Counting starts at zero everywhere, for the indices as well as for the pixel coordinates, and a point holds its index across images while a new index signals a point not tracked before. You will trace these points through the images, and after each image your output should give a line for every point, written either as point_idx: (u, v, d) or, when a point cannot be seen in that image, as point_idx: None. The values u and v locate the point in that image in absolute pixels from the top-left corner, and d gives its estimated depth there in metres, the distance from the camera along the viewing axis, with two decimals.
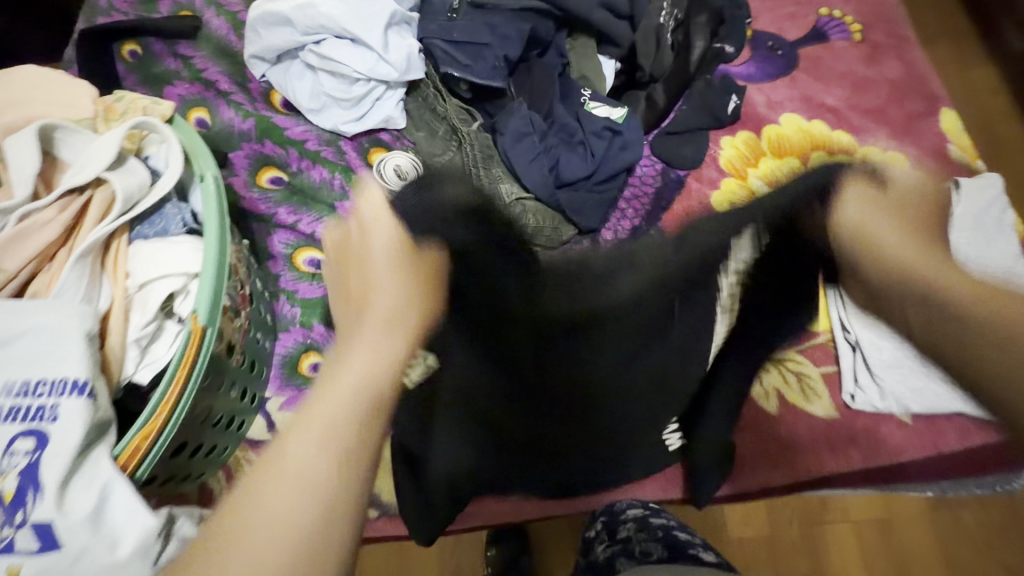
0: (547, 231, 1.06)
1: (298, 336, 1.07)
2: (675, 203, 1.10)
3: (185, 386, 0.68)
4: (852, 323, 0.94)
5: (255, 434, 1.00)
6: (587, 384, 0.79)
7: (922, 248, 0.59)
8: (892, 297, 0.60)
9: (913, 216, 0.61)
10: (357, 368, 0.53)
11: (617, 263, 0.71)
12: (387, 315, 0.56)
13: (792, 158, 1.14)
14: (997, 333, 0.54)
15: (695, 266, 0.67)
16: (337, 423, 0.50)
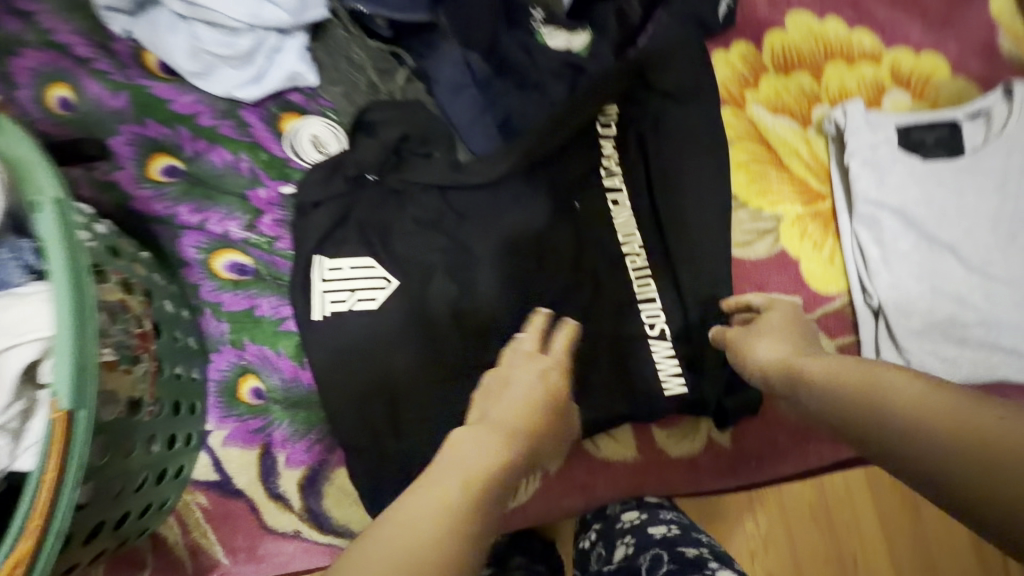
0: (503, 205, 0.87)
1: (232, 356, 0.92)
2: (663, 148, 0.90)
3: (58, 489, 0.57)
4: (870, 282, 0.80)
5: (200, 476, 0.88)
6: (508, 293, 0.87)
7: (786, 341, 0.64)
8: (803, 388, 0.59)
9: (777, 318, 0.69)
10: (509, 408, 0.64)
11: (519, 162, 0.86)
12: (527, 392, 0.67)
13: (800, 73, 0.92)
14: (914, 433, 0.48)
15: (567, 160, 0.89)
16: (457, 485, 0.54)
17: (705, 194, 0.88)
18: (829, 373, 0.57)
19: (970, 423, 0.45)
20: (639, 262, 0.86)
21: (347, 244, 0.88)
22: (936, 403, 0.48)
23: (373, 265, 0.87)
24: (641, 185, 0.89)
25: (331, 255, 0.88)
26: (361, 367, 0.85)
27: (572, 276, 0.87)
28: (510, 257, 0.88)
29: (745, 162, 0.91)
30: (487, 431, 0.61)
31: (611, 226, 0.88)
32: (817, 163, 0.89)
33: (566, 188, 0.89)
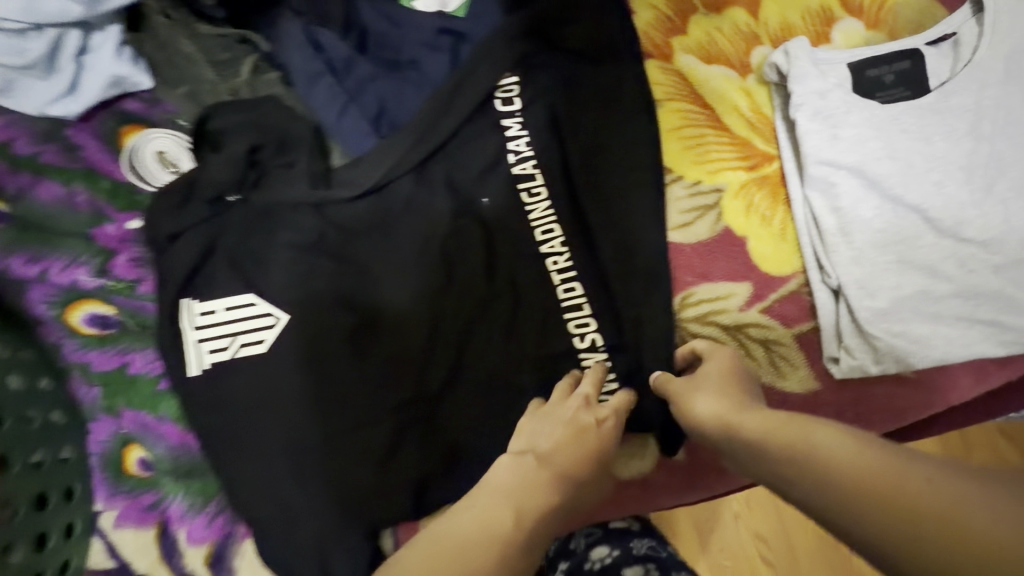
0: (392, 213, 0.73)
1: (112, 427, 0.78)
2: (579, 121, 0.76)
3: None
4: (828, 258, 0.69)
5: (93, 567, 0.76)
6: (410, 323, 0.74)
7: (722, 396, 0.62)
8: (744, 449, 0.56)
9: (709, 368, 0.66)
10: (531, 481, 0.61)
11: (406, 159, 0.72)
12: (576, 437, 0.65)
13: (732, 10, 0.77)
14: (862, 504, 0.46)
15: (461, 149, 0.74)
16: (507, 516, 0.58)
17: (632, 172, 0.75)
18: (767, 427, 0.56)
19: (893, 483, 0.46)
20: (562, 262, 0.74)
21: (216, 280, 0.73)
22: (866, 459, 0.48)
23: (255, 301, 0.72)
24: (557, 168, 0.75)
25: (201, 298, 0.73)
26: (265, 427, 0.71)
27: (482, 292, 0.74)
28: (412, 279, 0.74)
29: (678, 127, 0.77)
30: (531, 474, 0.62)
31: (528, 223, 0.74)
32: (761, 119, 0.75)
33: (471, 182, 0.74)
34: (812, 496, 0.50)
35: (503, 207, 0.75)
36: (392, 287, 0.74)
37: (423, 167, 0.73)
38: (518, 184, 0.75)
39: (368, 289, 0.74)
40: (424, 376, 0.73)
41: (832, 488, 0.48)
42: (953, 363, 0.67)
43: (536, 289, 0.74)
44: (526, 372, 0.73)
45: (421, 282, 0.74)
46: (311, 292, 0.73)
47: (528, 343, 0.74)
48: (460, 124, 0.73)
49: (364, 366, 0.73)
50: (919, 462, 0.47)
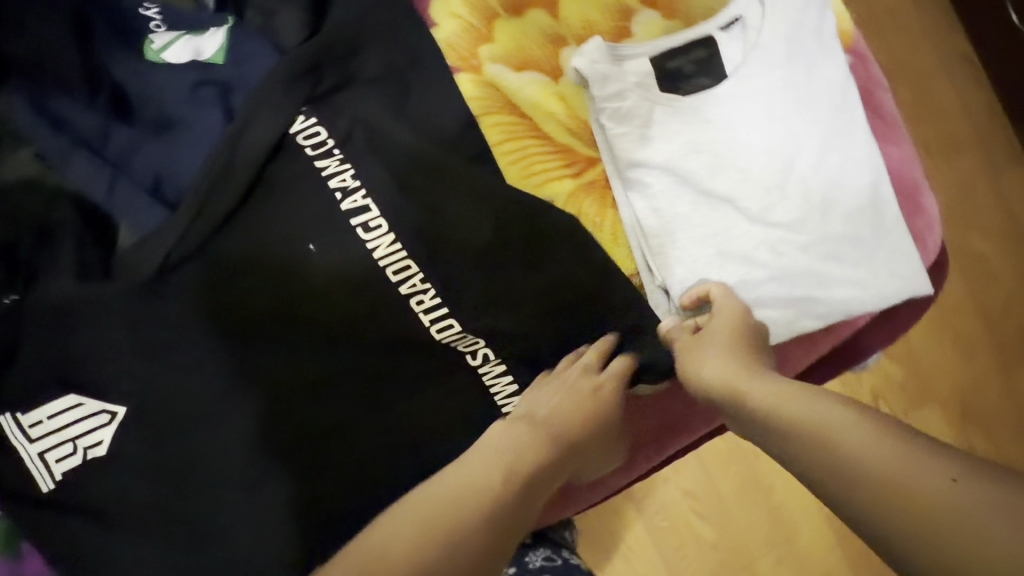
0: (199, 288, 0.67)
1: None
2: (396, 149, 0.70)
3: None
4: (653, 261, 0.69)
5: None
6: (279, 370, 0.69)
7: (737, 368, 0.57)
8: (772, 428, 0.52)
9: (715, 335, 0.61)
10: (523, 446, 0.63)
11: (203, 224, 0.66)
12: (576, 407, 0.66)
13: (530, 12, 0.75)
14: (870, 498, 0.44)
15: (262, 206, 0.68)
16: (496, 475, 0.60)
17: (460, 199, 0.70)
18: (777, 403, 0.52)
19: (910, 480, 0.42)
20: (425, 296, 0.70)
21: (15, 395, 0.65)
22: (888, 454, 0.44)
23: (82, 400, 0.65)
24: (393, 198, 0.70)
25: (23, 410, 0.65)
26: (138, 509, 0.66)
27: (344, 329, 0.69)
28: (249, 346, 0.69)
29: (501, 142, 0.74)
30: (534, 439, 0.64)
31: (356, 272, 0.69)
32: (577, 123, 0.73)
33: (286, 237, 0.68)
34: (826, 483, 0.47)
35: (332, 254, 0.69)
36: (242, 351, 0.68)
37: (225, 231, 0.67)
38: (351, 221, 0.69)
39: (207, 362, 0.68)
40: (295, 431, 0.69)
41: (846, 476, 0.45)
42: (785, 341, 0.69)
43: (391, 321, 0.70)
44: (401, 408, 0.70)
45: (274, 337, 0.69)
46: (172, 354, 0.67)
47: (396, 380, 0.70)
48: (253, 179, 0.67)
49: (227, 429, 0.68)
50: (942, 455, 0.43)
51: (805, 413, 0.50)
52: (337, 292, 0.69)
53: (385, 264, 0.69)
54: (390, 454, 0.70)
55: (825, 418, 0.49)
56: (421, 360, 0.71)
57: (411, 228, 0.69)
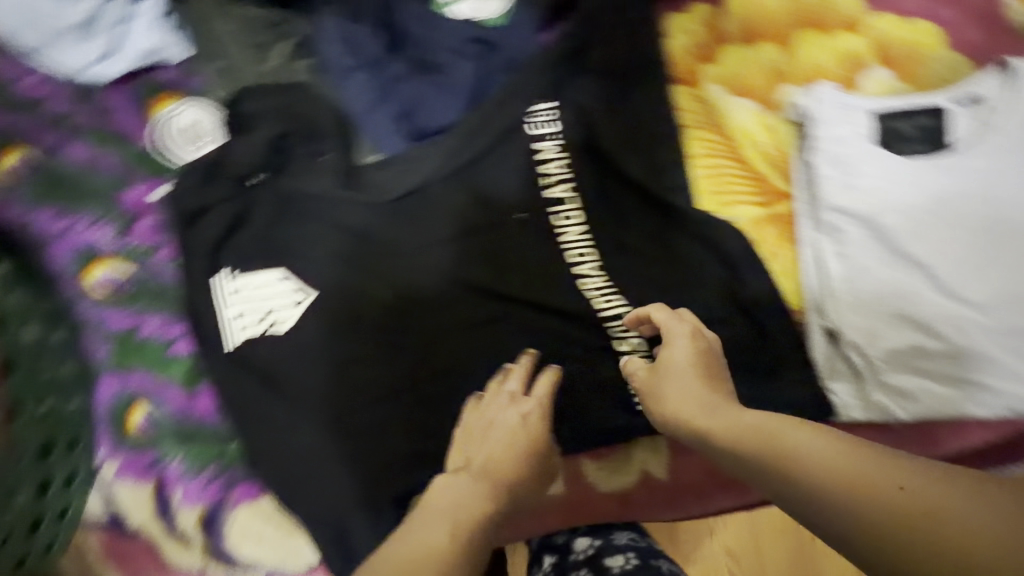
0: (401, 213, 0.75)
1: (118, 385, 0.81)
2: (605, 140, 0.76)
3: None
4: (830, 304, 0.70)
5: (91, 516, 0.80)
6: (432, 328, 0.76)
7: (696, 398, 0.61)
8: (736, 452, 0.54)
9: (684, 381, 0.63)
10: (472, 494, 0.62)
11: (429, 163, 0.74)
12: (503, 450, 0.67)
13: (764, 45, 0.78)
14: (833, 502, 0.49)
15: (482, 160, 0.74)
16: (444, 530, 0.57)
17: (642, 200, 0.76)
18: (735, 429, 0.56)
19: (873, 479, 0.48)
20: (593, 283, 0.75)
21: (234, 261, 0.77)
22: (868, 467, 0.49)
23: (285, 277, 0.76)
24: (589, 186, 0.77)
25: (239, 271, 0.77)
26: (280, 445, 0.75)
27: (500, 308, 0.75)
28: (411, 317, 0.76)
29: (700, 156, 0.78)
30: (492, 485, 0.63)
31: (538, 244, 0.76)
32: (780, 158, 0.76)
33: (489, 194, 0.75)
34: (810, 505, 0.50)
35: (523, 219, 0.76)
36: (415, 291, 0.76)
37: (444, 173, 0.74)
38: (548, 207, 0.76)
39: (370, 327, 0.75)
40: (430, 403, 0.75)
41: (832, 496, 0.49)
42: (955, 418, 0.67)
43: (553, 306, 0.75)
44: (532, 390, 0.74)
45: (430, 321, 0.76)
46: (350, 287, 0.76)
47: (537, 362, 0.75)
48: (480, 133, 0.73)
49: (368, 397, 0.75)
50: (895, 466, 0.50)
51: (798, 440, 0.52)
52: (495, 301, 0.75)
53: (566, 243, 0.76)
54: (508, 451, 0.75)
55: (800, 445, 0.52)
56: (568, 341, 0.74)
57: (597, 216, 0.76)
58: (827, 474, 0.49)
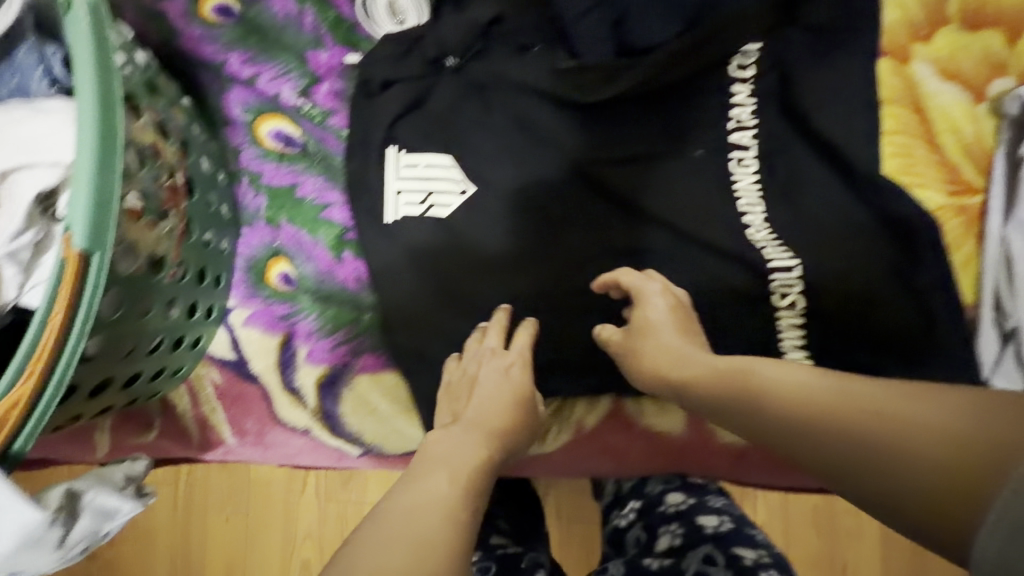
0: (580, 130, 0.76)
1: (266, 236, 0.84)
2: (803, 94, 0.74)
3: (67, 337, 0.49)
4: (1010, 299, 0.69)
5: (217, 352, 0.83)
6: (596, 241, 0.76)
7: (677, 355, 0.67)
8: (728, 406, 0.61)
9: (668, 343, 0.68)
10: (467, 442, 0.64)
11: (628, 78, 0.73)
12: (485, 418, 0.67)
13: (988, 33, 0.75)
14: (822, 429, 0.53)
15: (675, 90, 0.75)
16: (443, 484, 0.58)
17: (827, 164, 0.74)
18: (715, 372, 0.63)
19: (837, 400, 0.54)
20: (757, 235, 0.74)
21: (404, 142, 0.79)
22: (830, 394, 0.55)
23: (451, 165, 0.78)
24: (774, 138, 0.75)
25: (406, 150, 0.78)
26: (410, 330, 0.77)
27: (668, 235, 0.75)
28: (560, 234, 0.77)
29: (896, 131, 0.75)
30: (438, 450, 0.63)
31: (709, 186, 0.75)
32: (980, 150, 0.74)
33: (671, 129, 0.75)
34: (794, 443, 0.55)
35: (701, 157, 0.75)
36: (583, 203, 0.76)
37: (638, 96, 0.75)
38: (729, 150, 0.76)
39: (516, 236, 0.77)
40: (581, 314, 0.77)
41: (812, 425, 0.54)
42: None
43: (715, 245, 0.74)
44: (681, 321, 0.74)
45: (578, 241, 0.76)
46: (522, 187, 0.77)
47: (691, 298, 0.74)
48: (686, 61, 0.73)
49: (500, 303, 0.78)
50: (869, 392, 0.53)
51: (768, 380, 0.59)
52: (650, 232, 0.76)
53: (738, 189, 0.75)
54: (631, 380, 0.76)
55: (771, 382, 0.59)
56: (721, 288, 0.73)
57: (775, 168, 0.75)
58: (794, 406, 0.56)
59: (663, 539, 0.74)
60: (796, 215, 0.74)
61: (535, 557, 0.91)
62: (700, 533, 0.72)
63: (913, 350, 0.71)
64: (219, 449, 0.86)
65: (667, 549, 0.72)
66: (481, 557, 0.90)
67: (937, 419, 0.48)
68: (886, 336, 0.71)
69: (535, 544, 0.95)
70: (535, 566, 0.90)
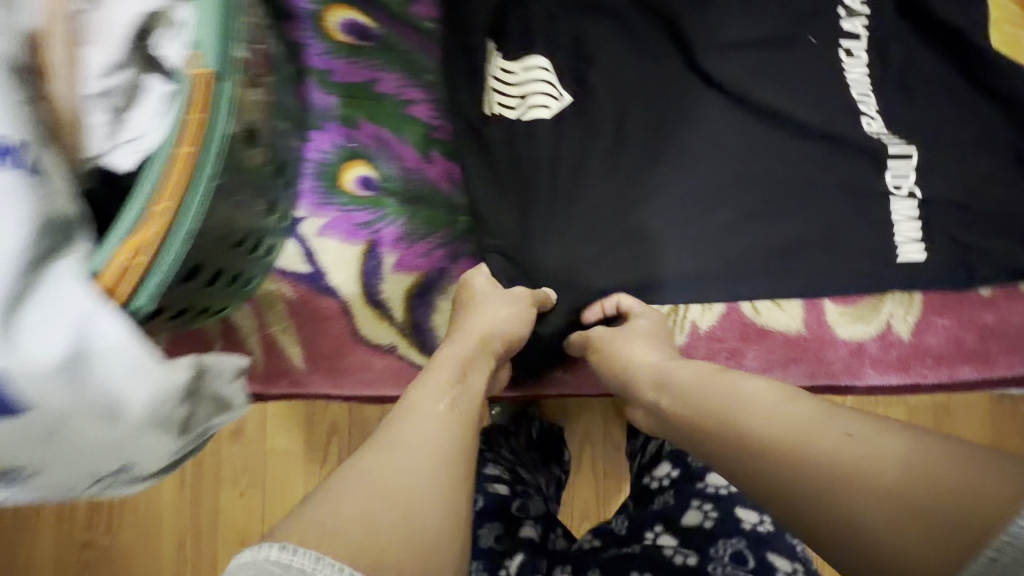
0: (691, 16, 0.72)
1: (338, 137, 0.76)
2: None
3: (195, 175, 0.42)
4: None
5: (289, 266, 0.75)
6: (706, 135, 0.73)
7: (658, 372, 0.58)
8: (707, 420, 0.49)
9: (646, 352, 0.61)
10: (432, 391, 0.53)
11: None
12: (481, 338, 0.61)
13: None
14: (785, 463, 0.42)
15: None
16: (442, 400, 0.51)
17: (942, 54, 0.73)
18: (699, 381, 0.53)
19: (807, 429, 0.42)
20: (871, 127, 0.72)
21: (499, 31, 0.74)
22: (801, 416, 0.44)
23: (546, 67, 0.73)
24: (889, 26, 0.73)
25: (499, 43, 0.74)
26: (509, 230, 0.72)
27: (782, 127, 0.72)
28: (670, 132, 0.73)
29: (1002, 21, 0.75)
30: (436, 373, 0.54)
31: (825, 75, 0.73)
32: None
33: (786, 18, 0.73)
34: (744, 466, 0.45)
35: (815, 46, 0.73)
36: (691, 94, 0.73)
37: None
38: (841, 38, 0.73)
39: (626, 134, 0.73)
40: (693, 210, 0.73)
41: (769, 454, 0.43)
42: None
43: (832, 134, 0.72)
44: (798, 215, 0.72)
45: (690, 141, 0.73)
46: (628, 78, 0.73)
47: (808, 190, 0.72)
48: None
49: (607, 201, 0.73)
50: (841, 416, 0.42)
51: (753, 392, 0.48)
52: (763, 123, 0.73)
53: (852, 78, 0.73)
54: (755, 280, 0.71)
55: (738, 394, 0.48)
56: (840, 178, 0.72)
57: (890, 56, 0.73)
58: (759, 424, 0.45)
59: (687, 513, 0.63)
60: (912, 104, 0.72)
61: (529, 503, 0.72)
62: (735, 526, 0.61)
63: None
64: (284, 377, 0.76)
65: (682, 539, 0.61)
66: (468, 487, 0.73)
67: (908, 465, 0.37)
68: (1008, 226, 0.70)
69: (530, 489, 0.76)
70: (526, 515, 0.70)
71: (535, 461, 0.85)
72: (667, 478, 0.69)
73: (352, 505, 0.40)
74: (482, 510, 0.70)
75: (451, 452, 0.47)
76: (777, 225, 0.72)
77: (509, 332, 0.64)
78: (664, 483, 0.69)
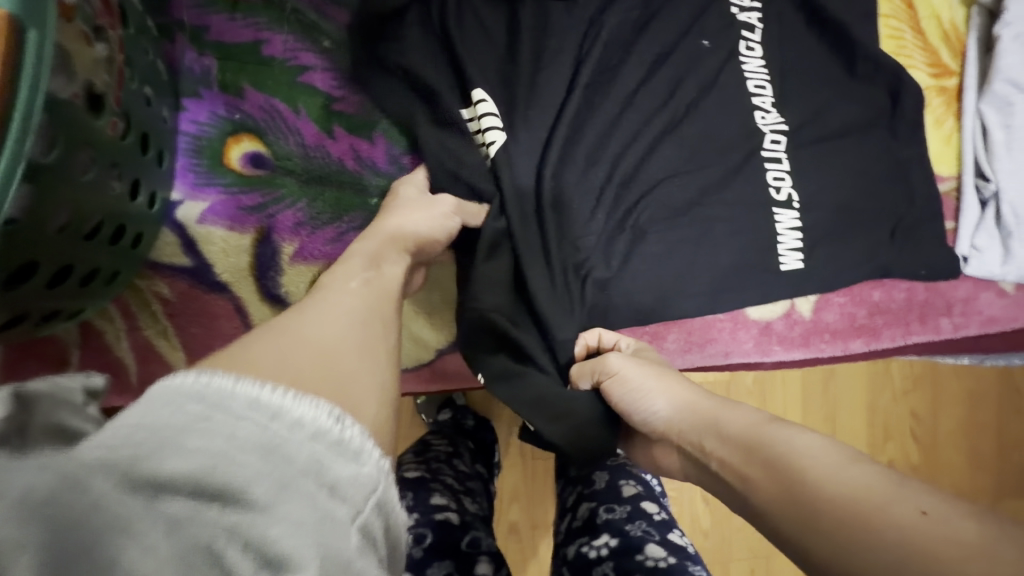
0: (597, 2, 0.71)
1: (219, 108, 0.65)
2: None
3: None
4: (989, 166, 0.76)
5: (164, 257, 0.64)
6: (626, 115, 0.71)
7: (687, 408, 0.55)
8: (752, 478, 0.46)
9: (666, 382, 0.58)
10: (359, 278, 0.48)
11: None
12: (394, 237, 0.57)
13: None
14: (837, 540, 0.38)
15: None
16: (357, 293, 0.46)
17: (833, 47, 0.75)
18: (745, 423, 0.49)
19: (861, 499, 0.38)
20: (774, 114, 0.74)
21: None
22: (868, 485, 0.39)
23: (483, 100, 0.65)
24: (787, 15, 0.75)
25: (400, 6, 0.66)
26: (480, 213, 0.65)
27: (693, 110, 0.72)
28: (582, 120, 0.69)
29: (889, 16, 0.80)
30: (361, 258, 0.52)
31: (729, 62, 0.73)
32: (956, 37, 0.80)
33: (687, 6, 0.73)
34: (799, 530, 0.40)
35: (720, 31, 0.73)
36: (603, 72, 0.71)
37: None
38: (745, 25, 0.74)
39: (538, 114, 0.68)
40: (614, 192, 0.70)
41: (820, 525, 0.39)
42: None
43: (738, 119, 0.73)
44: (712, 200, 0.72)
45: (601, 124, 0.70)
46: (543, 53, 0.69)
47: (719, 175, 0.72)
48: None
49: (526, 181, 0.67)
50: (903, 488, 0.38)
51: (797, 444, 0.45)
52: (676, 106, 0.72)
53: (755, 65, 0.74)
54: (669, 272, 0.70)
55: (790, 452, 0.44)
56: (746, 165, 0.73)
57: (791, 45, 0.75)
58: (809, 494, 0.41)
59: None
60: (814, 90, 0.74)
61: (480, 537, 0.69)
62: None
63: (923, 213, 0.74)
64: None
65: None
66: (416, 517, 0.69)
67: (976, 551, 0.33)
68: (894, 210, 0.74)
69: (476, 520, 0.73)
70: (479, 551, 0.67)
71: (479, 486, 0.84)
72: (604, 548, 0.64)
73: (293, 358, 0.35)
74: (433, 544, 0.67)
75: (371, 336, 0.42)
76: (694, 209, 0.72)
77: (439, 237, 0.61)
78: (602, 552, 0.63)
